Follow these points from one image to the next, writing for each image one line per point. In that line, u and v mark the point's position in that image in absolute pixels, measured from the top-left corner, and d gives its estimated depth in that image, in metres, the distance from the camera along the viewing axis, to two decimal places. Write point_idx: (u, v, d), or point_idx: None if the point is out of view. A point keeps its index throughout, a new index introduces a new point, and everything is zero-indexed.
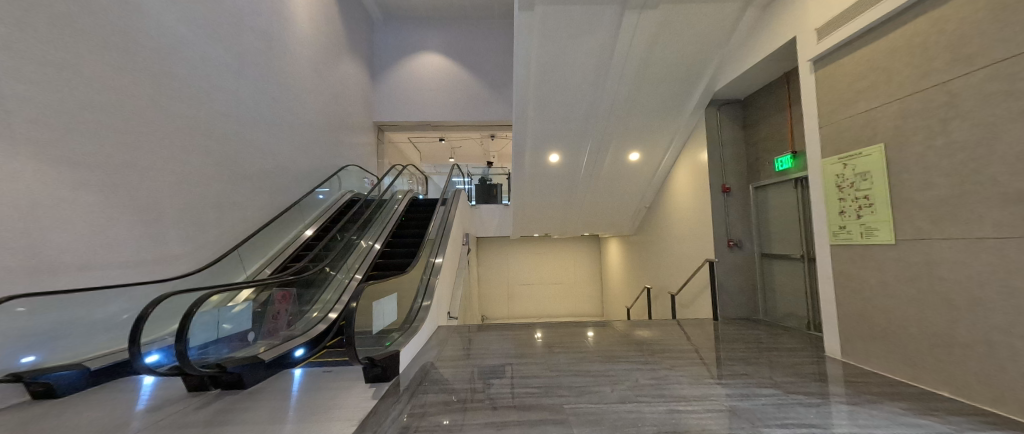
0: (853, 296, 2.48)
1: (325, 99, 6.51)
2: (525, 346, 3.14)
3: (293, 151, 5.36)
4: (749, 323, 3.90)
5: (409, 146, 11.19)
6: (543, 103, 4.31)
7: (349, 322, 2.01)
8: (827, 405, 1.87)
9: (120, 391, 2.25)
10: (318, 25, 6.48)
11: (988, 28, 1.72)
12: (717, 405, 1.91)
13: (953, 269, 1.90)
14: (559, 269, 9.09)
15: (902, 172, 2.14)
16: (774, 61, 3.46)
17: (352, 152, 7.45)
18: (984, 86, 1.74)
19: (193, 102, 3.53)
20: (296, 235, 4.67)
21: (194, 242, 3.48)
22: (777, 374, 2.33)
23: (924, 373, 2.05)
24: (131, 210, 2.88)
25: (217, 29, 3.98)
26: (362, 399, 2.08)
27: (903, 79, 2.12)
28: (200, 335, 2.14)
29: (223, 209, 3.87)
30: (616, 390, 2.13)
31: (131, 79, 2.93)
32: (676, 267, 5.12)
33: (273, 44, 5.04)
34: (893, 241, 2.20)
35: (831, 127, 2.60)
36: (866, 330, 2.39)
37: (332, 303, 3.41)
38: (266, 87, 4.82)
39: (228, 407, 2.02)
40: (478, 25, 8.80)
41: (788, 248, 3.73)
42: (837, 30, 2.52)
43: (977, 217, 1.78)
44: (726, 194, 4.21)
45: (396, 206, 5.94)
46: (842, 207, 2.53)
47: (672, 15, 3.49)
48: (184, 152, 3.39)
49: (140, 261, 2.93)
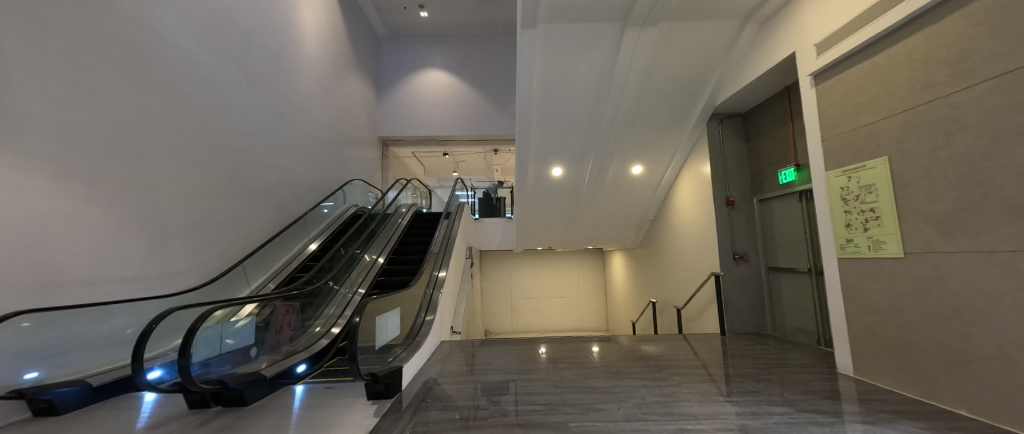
0: (863, 311, 2.43)
1: (331, 115, 6.65)
2: (529, 362, 3.09)
3: (299, 166, 5.45)
4: (758, 338, 3.82)
5: (412, 160, 11.31)
6: (545, 118, 4.37)
7: (352, 337, 1.99)
8: (840, 425, 1.82)
9: (121, 408, 2.23)
10: (326, 43, 6.67)
11: (987, 43, 1.75)
12: (727, 423, 1.86)
13: (965, 282, 1.86)
14: (563, 283, 9.02)
15: (907, 185, 2.12)
16: (774, 76, 3.50)
17: (356, 166, 7.54)
18: (985, 99, 1.75)
19: (202, 119, 3.62)
20: (300, 249, 4.69)
21: (199, 257, 3.50)
22: (787, 392, 2.27)
23: (941, 391, 1.99)
24: (139, 225, 2.91)
25: (227, 49, 4.10)
26: (363, 417, 2.04)
27: (905, 93, 2.13)
28: (202, 350, 2.14)
29: (229, 223, 3.90)
30: (623, 407, 2.09)
31: (142, 96, 3.01)
32: (681, 281, 5.06)
33: (281, 62, 5.18)
34: (902, 254, 2.17)
35: (834, 140, 2.61)
36: (878, 345, 2.34)
37: (334, 318, 3.41)
38: (274, 103, 4.93)
39: (228, 424, 1.98)
40: (480, 41, 9.00)
41: (795, 262, 3.69)
42: (836, 46, 2.55)
43: (987, 230, 1.76)
44: (731, 206, 4.20)
45: (401, 220, 5.97)
46: (848, 220, 2.51)
47: (672, 32, 3.56)
48: (193, 167, 3.46)
49: (146, 275, 2.95)
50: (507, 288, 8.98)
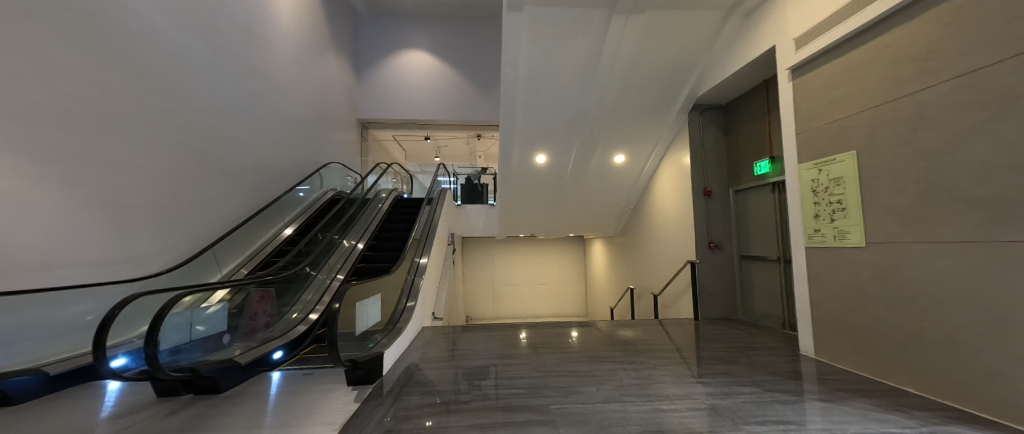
0: (826, 298, 2.57)
1: (307, 94, 6.35)
2: (510, 347, 3.13)
3: (273, 147, 5.21)
4: (728, 322, 4.00)
5: (393, 144, 11.04)
6: (530, 103, 4.31)
7: (331, 324, 1.95)
8: (802, 402, 1.94)
9: (83, 397, 2.13)
10: (301, 18, 6.30)
11: (952, 44, 1.83)
12: (699, 403, 1.95)
13: (918, 271, 2.00)
14: (544, 270, 9.13)
15: (873, 180, 2.23)
16: (756, 68, 3.56)
17: (334, 148, 7.31)
18: (948, 98, 1.84)
19: (168, 95, 3.41)
20: (275, 233, 4.52)
21: (166, 241, 3.34)
22: (755, 373, 2.40)
23: (892, 370, 2.16)
24: (100, 206, 2.75)
25: (194, 20, 3.82)
26: (345, 403, 2.03)
27: (877, 89, 2.21)
28: (171, 337, 2.09)
29: (197, 206, 3.71)
30: (601, 390, 2.15)
31: (99, 66, 2.77)
32: (659, 268, 5.21)
33: (252, 35, 4.87)
34: (863, 244, 2.30)
35: (809, 134, 2.69)
36: (838, 328, 2.49)
37: (313, 304, 3.30)
38: (245, 79, 4.65)
39: (203, 412, 1.94)
40: (465, 24, 8.74)
41: (765, 250, 3.86)
42: (813, 41, 2.62)
43: (942, 223, 1.88)
44: (708, 197, 4.32)
45: (381, 205, 5.86)
46: (817, 210, 2.62)
47: (659, 21, 3.54)
48: (158, 146, 3.26)
49: (108, 260, 2.79)
50: (489, 274, 9.02)
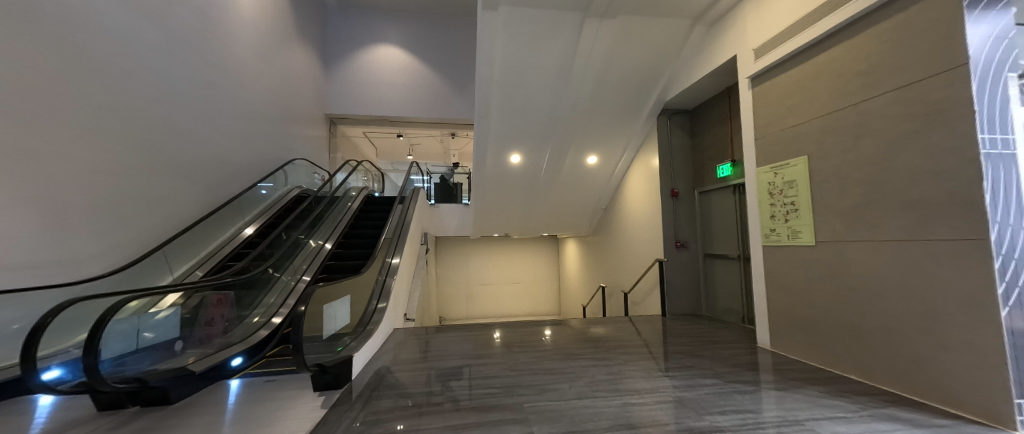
0: (781, 293, 2.75)
1: (270, 87, 6.05)
2: (484, 347, 3.13)
3: (232, 141, 4.92)
4: (693, 318, 4.19)
5: (364, 141, 10.71)
6: (505, 103, 4.31)
7: (296, 328, 1.87)
8: (759, 392, 2.06)
9: (8, 414, 1.93)
10: (264, 6, 5.99)
11: (890, 59, 2.00)
12: (665, 396, 2.03)
13: (859, 267, 2.18)
14: (519, 269, 9.18)
15: (822, 183, 2.40)
16: (719, 76, 3.74)
17: (300, 144, 7.00)
18: (886, 109, 2.01)
19: (112, 82, 3.14)
20: (235, 233, 4.27)
21: (110, 241, 3.07)
22: (717, 365, 2.53)
23: (837, 359, 2.34)
24: (31, 203, 2.49)
25: (143, 3, 3.55)
26: (311, 409, 1.95)
27: (826, 99, 2.38)
28: (113, 345, 1.94)
29: (147, 203, 3.45)
30: (573, 386, 2.19)
31: (30, 48, 2.52)
32: (629, 266, 5.38)
33: (209, 22, 4.58)
34: (813, 243, 2.47)
35: (766, 139, 2.86)
36: (791, 321, 2.67)
37: (276, 307, 3.16)
38: (201, 68, 4.37)
39: (152, 425, 1.80)
40: (440, 21, 8.64)
41: (727, 249, 4.07)
42: (771, 52, 2.78)
43: (880, 223, 2.06)
44: (675, 198, 4.51)
45: (351, 204, 5.68)
46: (773, 211, 2.79)
47: (631, 27, 3.64)
48: (101, 139, 3.00)
49: (40, 262, 2.54)
50: (463, 274, 8.95)
